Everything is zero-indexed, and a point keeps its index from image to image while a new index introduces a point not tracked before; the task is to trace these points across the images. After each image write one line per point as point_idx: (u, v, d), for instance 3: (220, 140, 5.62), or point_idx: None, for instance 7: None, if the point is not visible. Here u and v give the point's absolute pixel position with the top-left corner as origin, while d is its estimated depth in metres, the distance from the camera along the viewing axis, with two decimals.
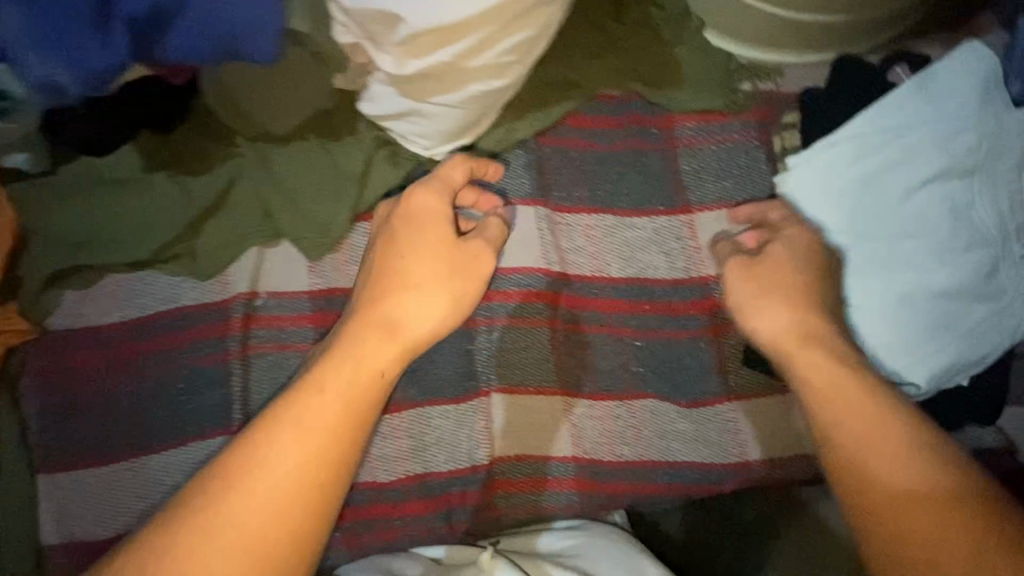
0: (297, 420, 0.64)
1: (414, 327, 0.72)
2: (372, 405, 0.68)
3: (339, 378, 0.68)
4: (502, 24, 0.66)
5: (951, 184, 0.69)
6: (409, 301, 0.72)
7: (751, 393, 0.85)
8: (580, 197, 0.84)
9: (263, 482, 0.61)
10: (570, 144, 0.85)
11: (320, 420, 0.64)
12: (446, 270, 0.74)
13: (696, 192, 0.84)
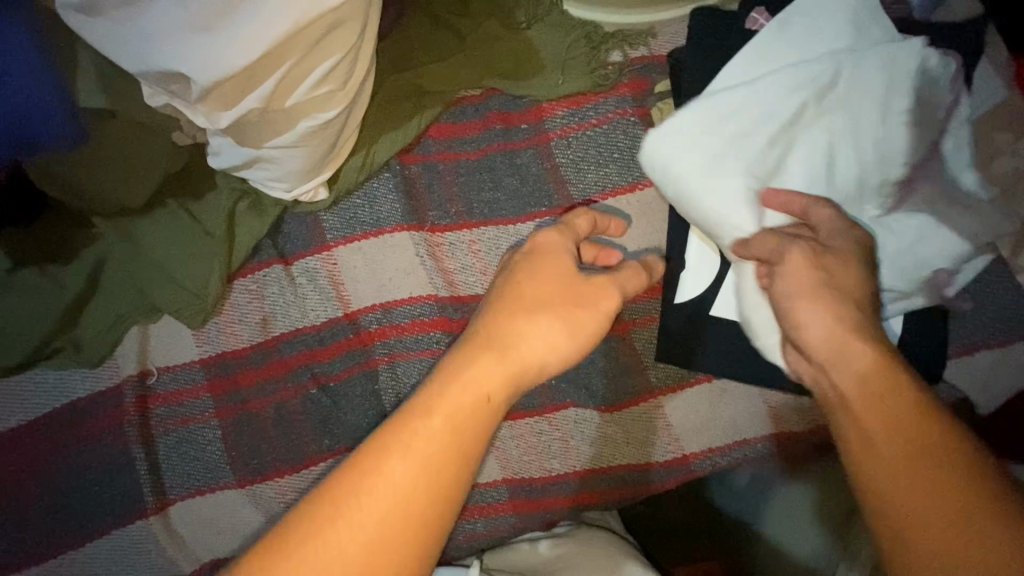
0: (409, 433, 0.45)
1: (523, 356, 0.51)
2: (483, 431, 0.48)
3: (450, 391, 0.47)
4: (304, 50, 0.62)
5: (816, 135, 0.64)
6: (543, 328, 0.53)
7: (675, 387, 0.79)
8: (458, 212, 0.80)
9: (358, 515, 0.42)
10: (438, 158, 0.80)
11: (440, 437, 0.45)
12: (569, 309, 0.55)
13: (576, 184, 0.77)
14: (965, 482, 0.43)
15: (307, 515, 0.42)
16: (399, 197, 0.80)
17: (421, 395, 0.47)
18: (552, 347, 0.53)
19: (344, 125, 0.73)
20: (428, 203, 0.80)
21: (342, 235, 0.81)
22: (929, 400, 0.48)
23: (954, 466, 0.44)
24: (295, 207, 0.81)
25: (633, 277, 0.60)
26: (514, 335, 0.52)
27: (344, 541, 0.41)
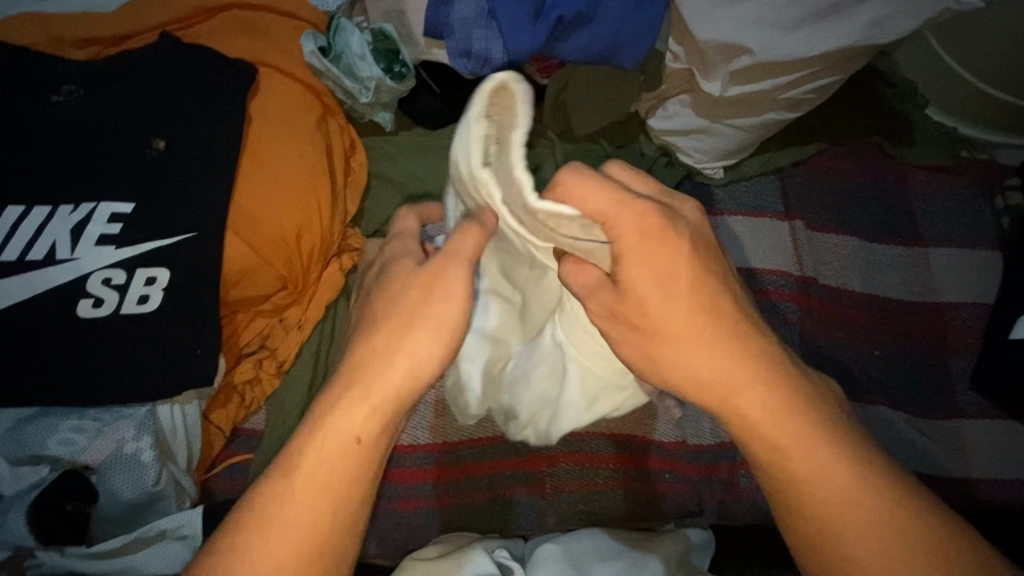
0: (272, 526, 0.48)
1: (350, 459, 0.50)
2: (358, 509, 0.50)
3: (310, 492, 0.49)
4: (817, 66, 0.84)
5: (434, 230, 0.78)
6: (420, 344, 0.52)
7: (979, 414, 0.92)
8: (827, 219, 0.99)
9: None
10: (820, 176, 1.01)
11: (296, 537, 0.48)
12: (390, 400, 0.51)
13: (928, 229, 0.98)
14: (747, 380, 0.50)
15: (226, 563, 0.47)
16: (776, 194, 1.00)
17: (263, 487, 0.49)
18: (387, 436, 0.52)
19: (776, 125, 0.95)
20: (806, 204, 1.00)
21: (724, 209, 1.00)
22: (715, 300, 0.51)
23: (798, 430, 0.50)
24: (694, 177, 1.02)
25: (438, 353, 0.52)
26: (326, 434, 0.50)
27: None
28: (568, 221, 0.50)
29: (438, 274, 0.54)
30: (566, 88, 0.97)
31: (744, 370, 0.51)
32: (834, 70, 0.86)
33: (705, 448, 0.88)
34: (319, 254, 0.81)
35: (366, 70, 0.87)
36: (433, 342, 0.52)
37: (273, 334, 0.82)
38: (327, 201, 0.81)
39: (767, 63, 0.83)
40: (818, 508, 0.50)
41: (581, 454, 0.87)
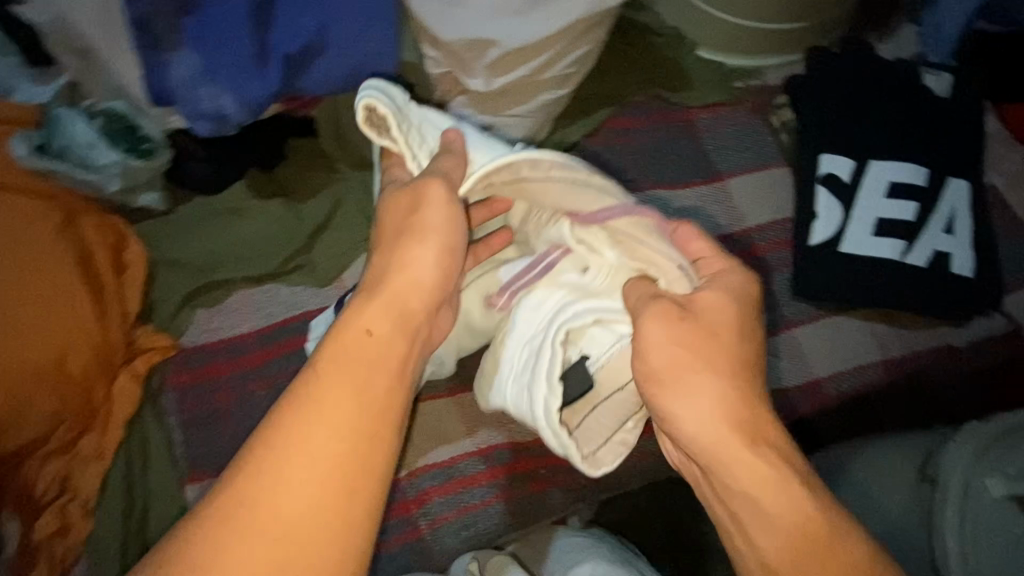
0: (309, 420, 0.48)
1: (367, 346, 0.53)
2: (386, 400, 0.51)
3: (337, 385, 0.50)
4: (565, 41, 0.85)
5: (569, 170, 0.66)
6: (421, 253, 0.58)
7: (807, 321, 0.99)
8: (633, 178, 1.01)
9: (296, 479, 0.46)
10: (615, 139, 1.03)
11: (330, 430, 0.48)
12: (402, 303, 0.56)
13: (723, 163, 1.03)
14: (743, 445, 0.56)
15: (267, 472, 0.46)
16: None
17: (292, 389, 0.50)
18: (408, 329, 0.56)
19: (556, 102, 0.95)
20: (609, 169, 1.01)
21: None
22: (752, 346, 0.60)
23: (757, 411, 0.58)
24: None
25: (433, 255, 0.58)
26: (347, 334, 0.53)
27: (296, 507, 0.45)
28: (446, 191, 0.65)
29: (419, 189, 0.60)
30: (340, 116, 0.91)
31: (755, 408, 0.58)
32: (583, 41, 0.87)
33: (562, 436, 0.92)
34: (97, 372, 0.74)
35: (104, 156, 0.80)
36: (445, 244, 0.59)
37: (72, 473, 0.73)
38: (90, 314, 0.74)
39: (515, 50, 0.83)
40: (775, 520, 0.55)
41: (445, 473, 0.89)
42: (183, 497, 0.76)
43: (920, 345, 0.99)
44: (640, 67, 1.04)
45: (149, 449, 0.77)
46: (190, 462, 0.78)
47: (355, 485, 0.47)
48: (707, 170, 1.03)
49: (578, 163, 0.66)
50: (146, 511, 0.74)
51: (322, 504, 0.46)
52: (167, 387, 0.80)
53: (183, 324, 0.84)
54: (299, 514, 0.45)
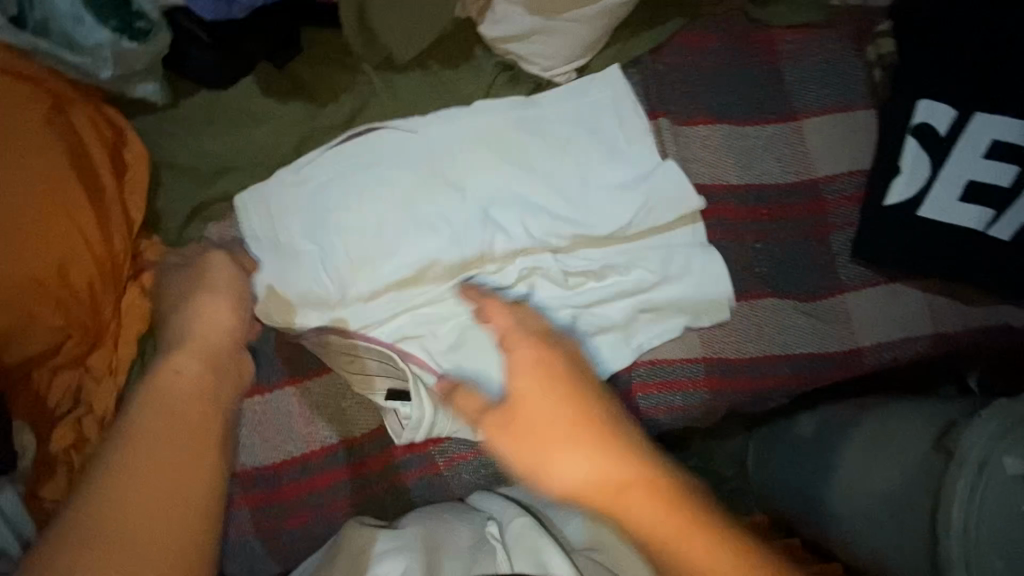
0: (166, 437, 0.56)
1: (187, 384, 0.62)
2: (208, 420, 0.61)
3: (175, 411, 0.59)
4: None
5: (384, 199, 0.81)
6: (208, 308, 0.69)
7: (864, 285, 0.91)
8: (696, 110, 0.89)
9: (143, 480, 0.53)
10: (683, 62, 0.90)
11: (166, 448, 0.56)
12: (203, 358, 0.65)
13: (798, 99, 0.91)
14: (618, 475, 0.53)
15: (130, 492, 0.52)
16: (640, 92, 0.89)
17: (106, 464, 0.53)
18: (209, 365, 0.65)
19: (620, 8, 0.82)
20: (670, 98, 0.89)
21: (583, 118, 0.87)
22: (613, 429, 0.56)
23: (671, 525, 0.51)
24: (543, 88, 0.88)
25: (227, 310, 0.70)
26: (167, 369, 0.62)
27: (157, 501, 0.52)
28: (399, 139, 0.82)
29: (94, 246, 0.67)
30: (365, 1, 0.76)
31: (680, 521, 0.51)
32: None
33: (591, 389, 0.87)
34: (104, 283, 0.68)
35: (93, 35, 0.67)
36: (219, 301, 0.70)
37: (87, 388, 0.70)
38: (88, 216, 0.67)
39: None
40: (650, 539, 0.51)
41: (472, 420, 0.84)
42: None
43: (981, 320, 0.92)
44: None
45: None
46: None
47: (191, 504, 0.54)
48: (779, 106, 0.90)
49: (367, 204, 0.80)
50: None
51: (184, 505, 0.53)
52: None
53: (191, 238, 0.77)
54: (159, 509, 0.52)
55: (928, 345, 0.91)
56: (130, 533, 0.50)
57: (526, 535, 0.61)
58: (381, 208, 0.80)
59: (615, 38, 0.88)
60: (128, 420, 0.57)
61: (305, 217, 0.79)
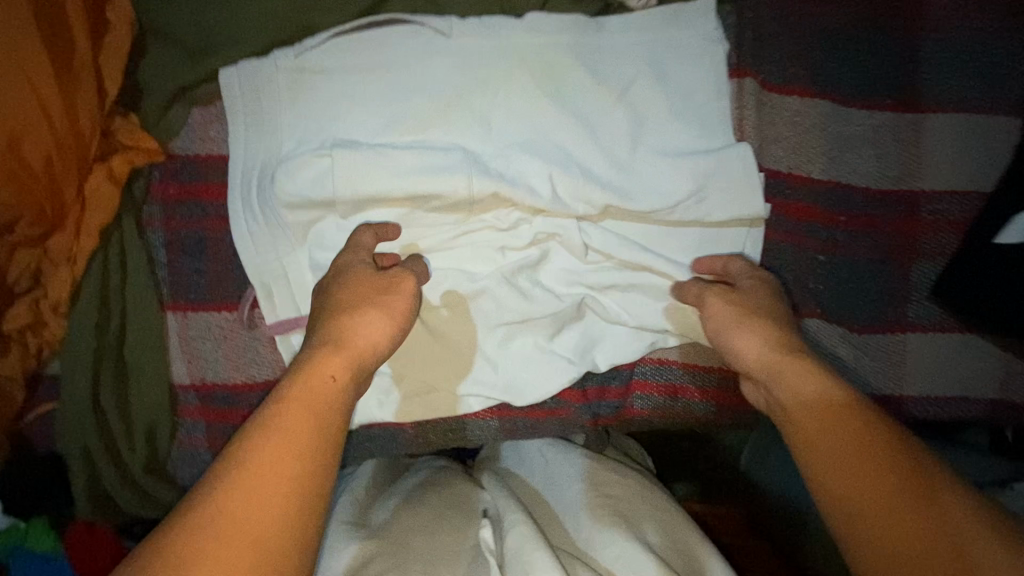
0: (298, 439, 0.49)
1: (328, 399, 0.53)
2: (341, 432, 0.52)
3: (317, 419, 0.51)
4: None
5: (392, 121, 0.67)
6: (377, 325, 0.59)
7: (933, 328, 0.76)
8: (794, 74, 0.71)
9: (258, 485, 0.46)
10: (795, 7, 0.71)
11: (283, 450, 0.48)
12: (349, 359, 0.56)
13: (928, 84, 0.71)
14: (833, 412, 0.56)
15: (244, 487, 0.45)
16: (730, 38, 0.71)
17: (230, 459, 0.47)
18: (355, 375, 0.56)
19: None
20: (765, 53, 0.71)
21: (650, 60, 0.70)
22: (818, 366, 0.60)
23: (868, 451, 0.52)
24: (610, 13, 0.72)
25: (383, 328, 0.59)
26: (360, 344, 0.57)
27: (261, 508, 0.45)
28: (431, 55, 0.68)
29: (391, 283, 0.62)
30: None
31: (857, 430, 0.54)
32: None
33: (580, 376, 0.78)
34: (64, 163, 0.61)
35: None
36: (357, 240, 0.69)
37: (45, 270, 0.65)
38: (48, 87, 0.58)
39: None
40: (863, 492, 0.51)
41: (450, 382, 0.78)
42: (161, 323, 0.69)
43: None
44: None
45: (128, 264, 0.67)
46: (172, 289, 0.70)
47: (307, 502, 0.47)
48: (901, 88, 0.71)
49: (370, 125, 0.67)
50: (123, 330, 0.68)
51: (291, 503, 0.46)
52: (152, 198, 0.68)
53: (172, 126, 0.67)
54: (273, 510, 0.45)
55: (988, 410, 0.78)
56: (234, 517, 0.44)
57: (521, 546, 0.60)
58: (389, 127, 0.67)
59: None
60: (267, 417, 0.50)
61: (300, 121, 0.67)
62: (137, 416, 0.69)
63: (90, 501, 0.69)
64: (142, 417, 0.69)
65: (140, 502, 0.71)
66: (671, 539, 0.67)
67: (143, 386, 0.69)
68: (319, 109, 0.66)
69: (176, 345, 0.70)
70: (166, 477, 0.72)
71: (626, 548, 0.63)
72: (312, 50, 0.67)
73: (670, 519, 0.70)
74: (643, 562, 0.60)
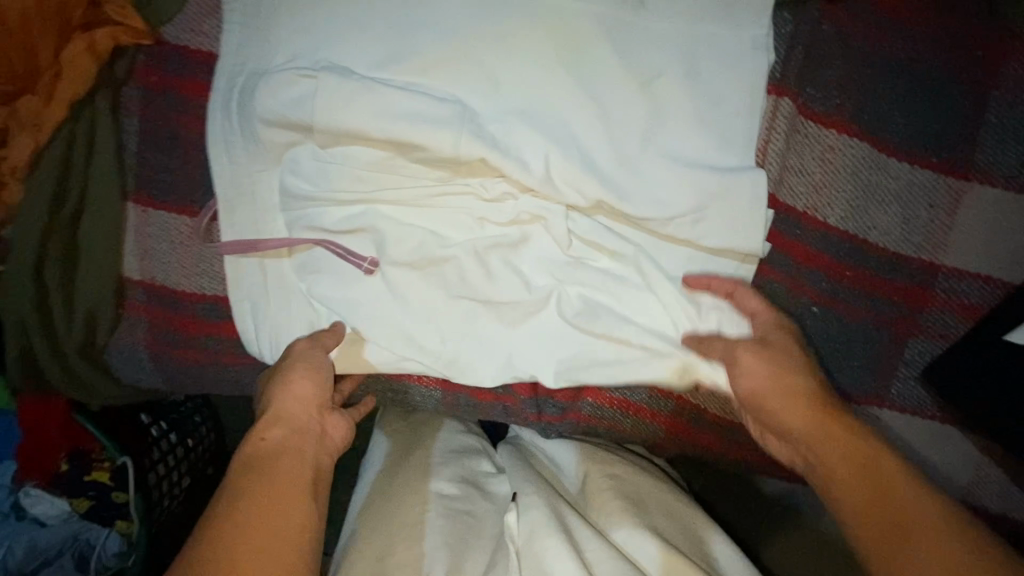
0: (265, 497, 0.54)
1: (281, 454, 0.58)
2: (303, 472, 0.58)
3: (273, 476, 0.56)
4: None
5: (394, 57, 0.62)
6: (298, 388, 0.63)
7: (913, 410, 0.71)
8: (839, 105, 0.64)
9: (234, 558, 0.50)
10: (862, 30, 0.63)
11: (262, 506, 0.54)
12: (286, 425, 0.61)
13: (985, 150, 0.64)
14: (810, 403, 0.61)
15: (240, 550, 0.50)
16: (778, 50, 0.64)
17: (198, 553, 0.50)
18: (299, 430, 0.61)
19: None
20: (814, 74, 0.64)
21: (687, 53, 0.63)
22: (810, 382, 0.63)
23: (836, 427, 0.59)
24: None
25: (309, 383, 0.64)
26: (287, 402, 0.62)
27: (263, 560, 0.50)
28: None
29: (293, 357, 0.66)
30: None
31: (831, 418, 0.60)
32: None
33: None
34: None
35: None
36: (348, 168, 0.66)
37: (10, 132, 0.63)
38: None
39: None
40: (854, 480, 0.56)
41: None
42: (120, 213, 0.67)
43: None
44: None
45: (95, 145, 0.65)
46: (137, 180, 0.67)
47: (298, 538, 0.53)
48: (951, 146, 0.64)
49: (369, 58, 0.62)
50: (80, 211, 0.66)
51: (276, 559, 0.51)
52: (134, 81, 0.65)
53: (166, 10, 0.63)
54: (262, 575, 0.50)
55: None
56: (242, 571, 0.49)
57: (535, 530, 0.61)
58: (386, 63, 0.62)
59: None
60: (225, 492, 0.55)
61: (295, 36, 0.62)
62: (81, 300, 0.68)
63: (20, 370, 0.69)
64: (85, 302, 0.68)
65: (68, 383, 0.71)
66: (680, 526, 0.65)
67: (91, 272, 0.68)
68: (317, 26, 0.62)
69: (132, 239, 0.68)
70: (99, 365, 0.72)
71: (635, 533, 0.62)
72: None
73: (676, 504, 0.68)
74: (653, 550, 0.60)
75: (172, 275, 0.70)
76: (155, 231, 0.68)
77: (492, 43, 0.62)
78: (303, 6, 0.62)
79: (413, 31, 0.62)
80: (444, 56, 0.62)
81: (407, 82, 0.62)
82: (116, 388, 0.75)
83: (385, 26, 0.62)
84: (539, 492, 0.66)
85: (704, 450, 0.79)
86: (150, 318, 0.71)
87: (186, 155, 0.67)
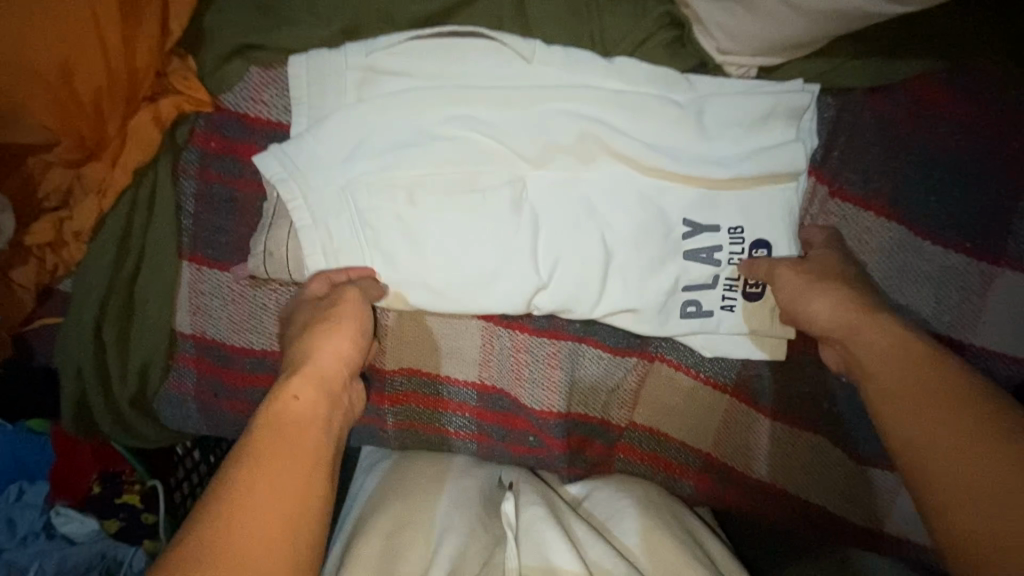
0: (283, 468, 0.46)
1: (300, 411, 0.50)
2: (322, 447, 0.50)
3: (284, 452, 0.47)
4: None
5: (453, 135, 0.65)
6: (334, 337, 0.57)
7: None
8: (877, 189, 0.66)
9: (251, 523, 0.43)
10: (903, 119, 0.65)
11: (266, 489, 0.44)
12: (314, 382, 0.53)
13: (1019, 238, 0.65)
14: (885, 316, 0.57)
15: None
16: (819, 136, 0.67)
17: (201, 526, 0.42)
18: (324, 415, 0.52)
19: (850, 24, 0.58)
20: (854, 160, 0.66)
21: (732, 135, 0.66)
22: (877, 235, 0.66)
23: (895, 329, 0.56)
24: (706, 71, 0.67)
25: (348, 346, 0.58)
26: (317, 375, 0.54)
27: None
28: (504, 76, 0.65)
29: (334, 306, 0.60)
30: None
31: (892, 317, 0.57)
32: None
33: (565, 417, 0.77)
34: (111, 99, 0.59)
35: None
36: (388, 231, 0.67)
37: (74, 194, 0.65)
38: (113, 22, 0.56)
39: None
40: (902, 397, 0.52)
41: (443, 402, 0.78)
42: (176, 271, 0.69)
43: None
44: (1011, 20, 0.63)
45: (156, 208, 0.67)
46: (194, 241, 0.69)
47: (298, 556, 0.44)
48: (984, 233, 0.66)
49: (429, 136, 0.65)
50: (138, 268, 0.69)
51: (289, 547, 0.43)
52: (193, 145, 0.67)
53: (228, 79, 0.65)
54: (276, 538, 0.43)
55: None
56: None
57: (533, 524, 0.66)
58: (444, 141, 0.65)
59: (825, 52, 0.64)
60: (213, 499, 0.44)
61: (353, 113, 0.64)
62: (135, 352, 0.70)
63: (74, 417, 0.72)
64: (138, 353, 0.71)
65: (119, 429, 0.74)
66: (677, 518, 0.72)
67: (146, 326, 0.70)
68: (382, 107, 0.64)
69: (187, 296, 0.70)
70: (149, 413, 0.75)
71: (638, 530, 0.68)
72: (384, 50, 0.64)
73: (671, 502, 0.75)
74: (660, 539, 0.66)
75: (222, 330, 0.72)
76: (209, 288, 0.70)
77: (543, 121, 0.65)
78: (365, 86, 0.65)
79: (472, 111, 0.65)
80: (500, 133, 0.65)
81: (462, 158, 0.65)
82: (162, 434, 0.76)
83: (442, 107, 0.65)
84: (536, 494, 0.71)
85: (730, 506, 0.81)
86: (200, 369, 0.73)
87: (240, 217, 0.69)
